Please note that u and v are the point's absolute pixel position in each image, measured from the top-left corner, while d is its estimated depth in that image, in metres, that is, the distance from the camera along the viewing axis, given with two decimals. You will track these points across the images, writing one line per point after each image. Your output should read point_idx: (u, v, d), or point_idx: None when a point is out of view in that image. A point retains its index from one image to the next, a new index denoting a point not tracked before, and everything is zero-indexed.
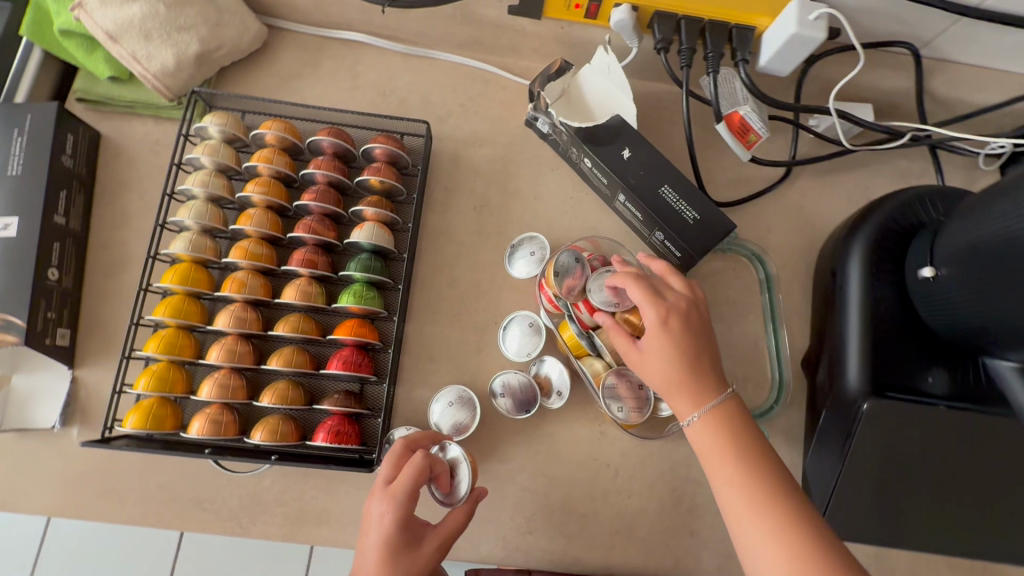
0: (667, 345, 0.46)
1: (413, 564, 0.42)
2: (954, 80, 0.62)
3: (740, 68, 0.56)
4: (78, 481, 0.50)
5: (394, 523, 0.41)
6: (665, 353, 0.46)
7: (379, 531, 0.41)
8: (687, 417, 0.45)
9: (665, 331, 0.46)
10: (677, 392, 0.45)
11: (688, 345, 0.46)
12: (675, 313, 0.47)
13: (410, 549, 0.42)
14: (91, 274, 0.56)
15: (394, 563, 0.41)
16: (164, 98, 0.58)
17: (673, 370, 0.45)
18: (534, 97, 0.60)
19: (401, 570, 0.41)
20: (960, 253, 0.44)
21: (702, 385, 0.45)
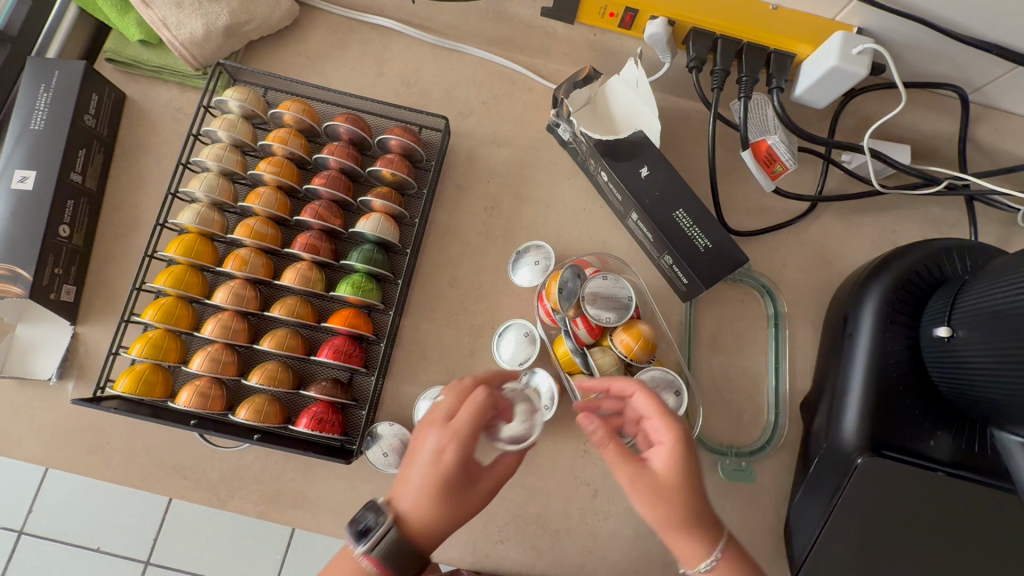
0: (683, 474, 0.39)
1: (469, 501, 0.40)
2: (1000, 129, 0.59)
3: (774, 96, 0.54)
4: (67, 436, 0.51)
5: (453, 463, 0.39)
6: (676, 483, 0.38)
7: (433, 466, 0.39)
8: (698, 565, 0.37)
9: (680, 451, 0.39)
10: (683, 536, 0.38)
11: (685, 481, 0.39)
12: (687, 435, 0.40)
13: (464, 488, 0.40)
14: (102, 233, 0.57)
15: (448, 501, 0.39)
16: (190, 67, 0.58)
17: (674, 502, 0.38)
18: (557, 103, 0.59)
19: (458, 507, 0.39)
20: (980, 318, 0.42)
21: (708, 526, 0.38)
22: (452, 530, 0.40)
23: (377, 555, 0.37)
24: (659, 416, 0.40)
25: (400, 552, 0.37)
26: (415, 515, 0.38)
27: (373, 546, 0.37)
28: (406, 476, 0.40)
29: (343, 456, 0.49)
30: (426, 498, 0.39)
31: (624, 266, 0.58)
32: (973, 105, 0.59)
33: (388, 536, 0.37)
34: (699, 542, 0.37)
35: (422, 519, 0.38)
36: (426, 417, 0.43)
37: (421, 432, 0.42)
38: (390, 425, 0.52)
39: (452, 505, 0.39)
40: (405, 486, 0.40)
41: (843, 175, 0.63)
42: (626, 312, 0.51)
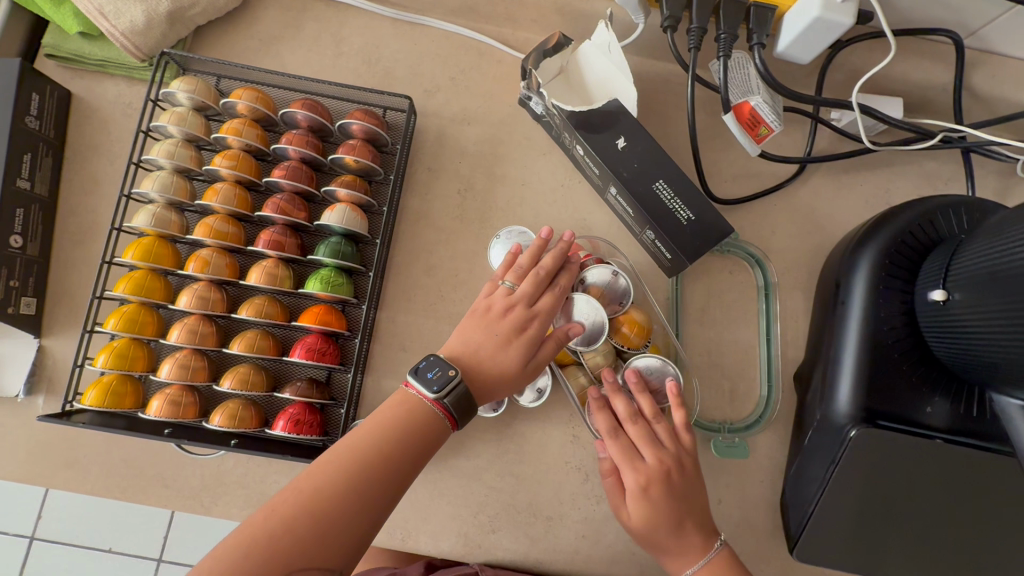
0: (646, 516, 0.44)
1: (519, 375, 0.46)
2: (997, 75, 0.56)
3: (756, 54, 0.50)
4: (41, 451, 0.50)
5: (527, 337, 0.46)
6: (648, 530, 0.44)
7: (500, 338, 0.46)
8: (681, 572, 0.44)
9: (650, 503, 0.44)
10: (667, 554, 0.45)
11: (668, 509, 0.44)
12: (677, 471, 0.46)
13: (527, 358, 0.46)
14: (59, 241, 0.54)
15: (505, 366, 0.45)
16: (135, 58, 0.55)
17: (651, 539, 0.45)
18: (527, 75, 0.55)
19: (507, 378, 0.45)
20: (975, 279, 0.40)
21: (695, 533, 0.45)
22: (511, 389, 0.46)
23: (447, 402, 0.41)
24: (621, 454, 0.46)
25: (464, 402, 0.42)
26: (484, 368, 0.45)
27: (443, 393, 0.41)
28: (471, 337, 0.46)
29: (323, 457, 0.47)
30: (497, 355, 0.45)
31: (609, 247, 0.56)
32: (968, 49, 0.55)
33: (460, 390, 0.41)
34: (677, 557, 0.45)
35: (489, 372, 0.45)
36: (503, 299, 0.48)
37: (499, 310, 0.47)
38: None
39: (504, 372, 0.45)
40: (476, 345, 0.45)
41: (832, 133, 0.60)
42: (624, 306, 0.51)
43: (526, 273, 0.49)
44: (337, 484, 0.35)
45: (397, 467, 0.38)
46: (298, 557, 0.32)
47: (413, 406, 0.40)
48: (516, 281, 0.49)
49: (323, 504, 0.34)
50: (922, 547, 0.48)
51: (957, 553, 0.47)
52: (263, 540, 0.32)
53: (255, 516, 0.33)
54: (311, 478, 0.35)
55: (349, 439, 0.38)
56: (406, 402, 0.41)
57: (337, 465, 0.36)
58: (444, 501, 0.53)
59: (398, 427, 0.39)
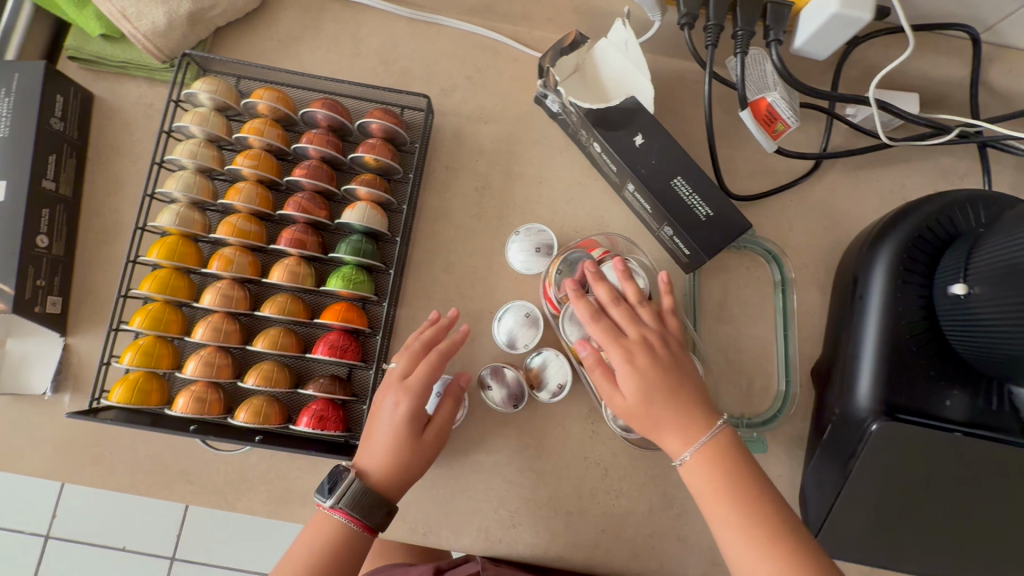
0: (637, 381, 0.44)
1: (422, 446, 0.47)
2: (1014, 70, 0.56)
3: (773, 50, 0.50)
4: (69, 448, 0.51)
5: (405, 413, 0.47)
6: (643, 405, 0.43)
7: (382, 420, 0.47)
8: (679, 455, 0.42)
9: (642, 375, 0.44)
10: (666, 431, 0.43)
11: (658, 381, 0.44)
12: (633, 342, 0.46)
13: (420, 431, 0.47)
14: (83, 241, 0.55)
15: (402, 445, 0.46)
16: (157, 60, 0.55)
17: (639, 415, 0.44)
18: (543, 73, 0.55)
19: (407, 455, 0.46)
20: (998, 273, 0.40)
21: (686, 413, 0.43)
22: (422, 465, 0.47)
23: (342, 506, 0.44)
24: (597, 321, 0.47)
25: (363, 502, 0.44)
26: (370, 452, 0.46)
27: (339, 499, 0.44)
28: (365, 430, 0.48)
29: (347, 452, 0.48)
30: (388, 443, 0.46)
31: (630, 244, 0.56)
32: (985, 44, 0.56)
33: (349, 489, 0.45)
34: (676, 438, 0.43)
35: (374, 460, 0.46)
36: (387, 380, 0.49)
37: (382, 391, 0.48)
38: None
39: (404, 452, 0.46)
40: (375, 440, 0.46)
41: (848, 129, 0.60)
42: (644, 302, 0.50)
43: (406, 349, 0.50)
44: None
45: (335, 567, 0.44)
46: None
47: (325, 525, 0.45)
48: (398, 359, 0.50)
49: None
50: (939, 538, 0.48)
51: (976, 540, 0.48)
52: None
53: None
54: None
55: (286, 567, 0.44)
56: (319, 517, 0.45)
57: None
58: (465, 495, 0.53)
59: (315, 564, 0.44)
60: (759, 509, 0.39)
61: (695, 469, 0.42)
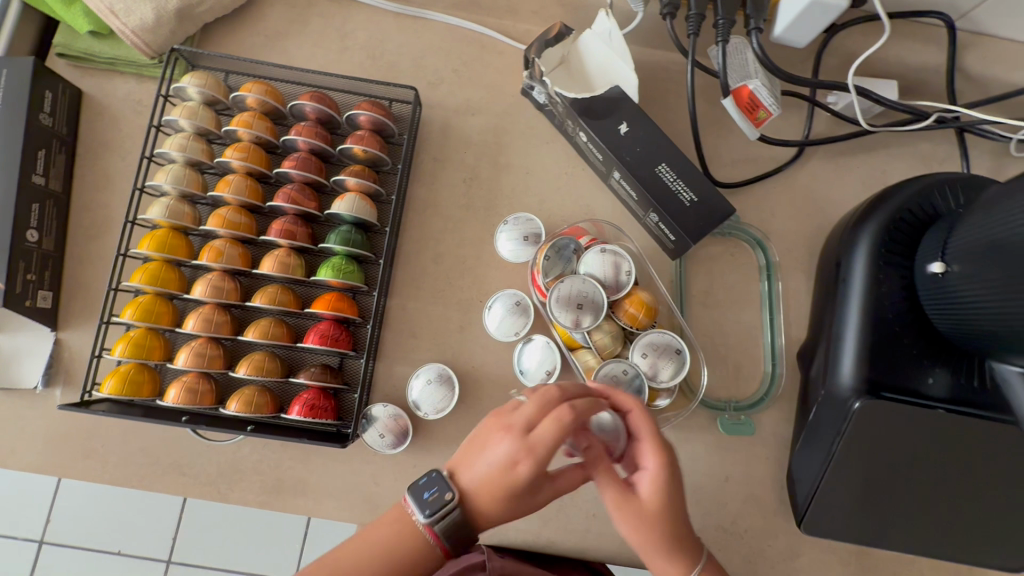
0: (667, 502, 0.36)
1: (527, 507, 0.36)
2: (988, 57, 0.57)
3: (753, 38, 0.52)
4: (61, 441, 0.51)
5: (528, 469, 0.35)
6: (659, 520, 0.36)
7: (506, 473, 0.35)
8: None
9: (665, 479, 0.36)
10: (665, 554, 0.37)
11: (673, 500, 0.37)
12: (675, 457, 0.37)
13: (529, 493, 0.36)
14: (73, 236, 0.55)
15: (505, 497, 0.35)
16: (145, 56, 0.56)
17: (653, 542, 0.36)
18: (529, 64, 0.56)
19: (509, 509, 0.36)
20: (973, 252, 0.41)
21: (692, 540, 0.37)
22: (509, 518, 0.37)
23: (438, 530, 0.35)
24: (655, 442, 0.36)
25: (458, 532, 0.35)
26: (474, 496, 0.36)
27: (434, 519, 0.35)
28: (473, 471, 0.36)
29: (339, 440, 0.48)
30: (490, 483, 0.35)
31: (619, 234, 0.57)
32: (959, 32, 0.57)
33: (451, 518, 0.35)
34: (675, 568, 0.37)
35: (484, 505, 0.35)
36: (509, 419, 0.36)
37: (503, 428, 0.36)
38: (384, 406, 0.51)
39: (507, 503, 0.36)
40: (475, 469, 0.36)
41: (829, 117, 0.61)
42: (625, 286, 0.51)
43: (539, 390, 0.37)
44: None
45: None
46: None
47: (405, 526, 0.36)
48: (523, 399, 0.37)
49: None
50: (922, 514, 0.49)
51: (961, 515, 0.49)
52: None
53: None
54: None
55: (345, 553, 0.35)
56: (403, 520, 0.36)
57: None
58: None
59: (392, 553, 0.35)
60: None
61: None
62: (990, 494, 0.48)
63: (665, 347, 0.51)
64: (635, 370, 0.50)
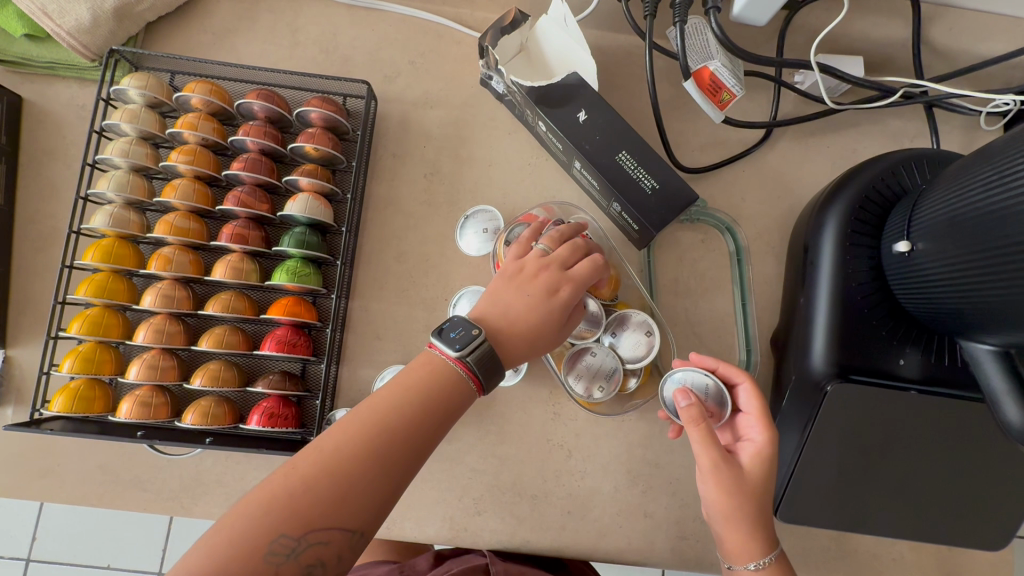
0: (764, 472, 0.43)
1: (551, 297, 0.44)
2: (954, 29, 0.56)
3: (712, 18, 0.50)
4: (16, 461, 0.50)
5: (562, 296, 0.44)
6: (742, 493, 0.41)
7: (546, 297, 0.44)
8: (746, 558, 0.42)
9: (768, 451, 0.43)
10: (742, 529, 0.42)
11: (759, 480, 0.42)
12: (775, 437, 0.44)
13: (556, 293, 0.44)
14: (20, 249, 0.53)
15: (536, 306, 0.44)
16: (85, 59, 0.54)
17: (741, 508, 0.41)
18: (485, 53, 0.54)
19: (540, 305, 0.44)
20: (936, 228, 0.40)
21: (768, 528, 0.43)
22: (547, 327, 0.44)
23: (471, 362, 0.39)
24: (763, 419, 0.43)
25: (488, 363, 0.40)
26: (513, 322, 0.43)
27: (466, 352, 0.39)
28: (506, 295, 0.44)
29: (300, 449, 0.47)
30: (521, 303, 0.43)
31: (570, 208, 0.55)
32: (923, 4, 0.56)
33: (483, 348, 0.40)
34: (762, 544, 0.42)
35: (512, 334, 0.43)
36: (537, 259, 0.45)
37: (532, 270, 0.45)
38: None
39: (540, 321, 0.44)
40: (507, 307, 0.43)
41: (797, 97, 0.60)
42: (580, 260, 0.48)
43: (560, 241, 0.48)
44: (354, 444, 0.35)
45: (421, 423, 0.37)
46: (318, 519, 0.32)
47: (439, 367, 0.39)
48: (551, 246, 0.47)
49: (332, 475, 0.33)
50: (898, 496, 0.49)
51: (936, 494, 0.48)
52: (227, 545, 0.31)
53: (247, 494, 0.32)
54: (317, 449, 0.34)
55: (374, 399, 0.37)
56: (431, 363, 0.39)
57: (358, 429, 0.35)
58: (427, 485, 0.52)
59: (426, 387, 0.38)
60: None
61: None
62: (966, 472, 0.47)
63: (632, 324, 0.51)
64: (604, 350, 0.50)
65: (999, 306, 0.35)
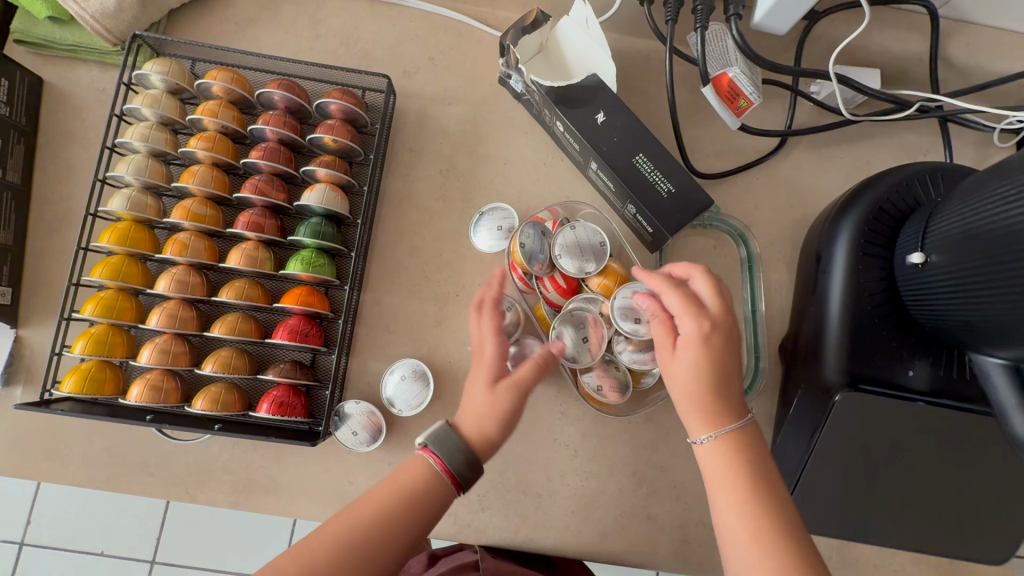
0: (699, 360, 0.40)
1: (502, 391, 0.43)
2: (971, 46, 0.57)
3: (732, 24, 0.50)
4: (23, 441, 0.50)
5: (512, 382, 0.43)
6: (688, 373, 0.40)
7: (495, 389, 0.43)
8: (698, 436, 0.40)
9: (700, 339, 0.41)
10: (690, 409, 0.40)
11: (704, 366, 0.40)
12: (721, 334, 0.41)
13: (506, 383, 0.43)
14: (35, 229, 0.53)
15: (489, 401, 0.42)
16: (107, 42, 0.54)
17: (691, 392, 0.40)
18: (505, 51, 0.54)
19: (495, 398, 0.42)
20: (950, 241, 0.40)
21: (730, 407, 0.40)
22: (506, 418, 0.42)
23: (435, 449, 0.39)
24: (691, 308, 0.41)
25: (450, 445, 0.39)
26: (474, 421, 0.42)
27: (429, 440, 0.40)
28: (470, 398, 0.43)
29: (309, 439, 0.47)
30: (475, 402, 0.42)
31: (575, 207, 0.56)
32: (941, 20, 0.56)
33: (441, 432, 0.40)
34: (708, 419, 0.39)
35: (473, 426, 0.41)
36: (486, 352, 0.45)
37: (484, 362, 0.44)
38: (358, 403, 0.50)
39: (493, 409, 0.42)
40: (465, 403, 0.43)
41: (813, 107, 0.60)
42: (603, 255, 0.49)
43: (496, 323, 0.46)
44: (338, 552, 0.34)
45: (401, 527, 0.36)
46: None
47: (421, 470, 0.39)
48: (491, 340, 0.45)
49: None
50: (903, 507, 0.49)
51: (941, 506, 0.48)
52: None
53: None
54: (299, 555, 0.33)
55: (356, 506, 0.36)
56: (417, 467, 0.39)
57: (342, 535, 0.35)
58: None
59: (410, 491, 0.37)
60: (791, 549, 0.34)
61: (711, 454, 0.39)
62: (970, 486, 0.48)
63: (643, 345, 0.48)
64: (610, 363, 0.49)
65: (1014, 321, 0.35)
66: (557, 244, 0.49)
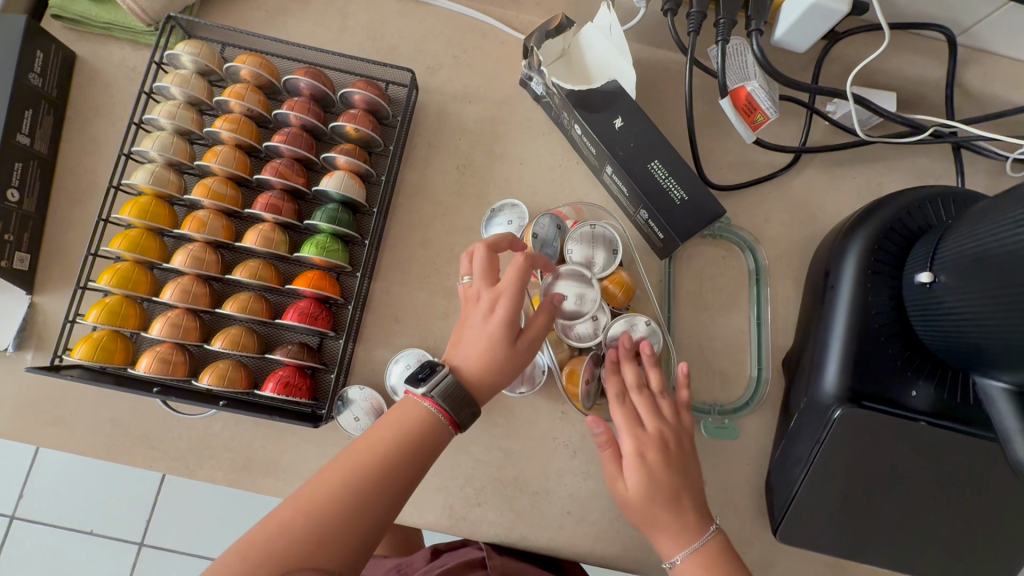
0: (647, 482, 0.42)
1: (511, 346, 0.42)
2: (986, 76, 0.57)
3: (752, 40, 0.51)
4: (30, 405, 0.50)
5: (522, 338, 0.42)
6: (642, 498, 0.42)
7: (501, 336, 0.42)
8: (671, 558, 0.42)
9: (640, 458, 0.43)
10: (659, 530, 0.42)
11: (654, 481, 0.42)
12: (655, 449, 0.44)
13: (515, 339, 0.42)
14: (57, 199, 0.55)
15: (497, 351, 0.41)
16: (141, 23, 0.55)
17: (650, 512, 0.42)
18: (529, 53, 0.55)
19: (500, 352, 0.42)
20: (961, 262, 0.40)
21: (695, 517, 0.42)
22: (514, 370, 0.42)
23: (438, 398, 0.39)
24: (627, 428, 0.44)
25: (455, 396, 0.39)
26: (480, 369, 0.41)
27: (432, 388, 0.39)
28: (484, 351, 0.41)
29: (312, 421, 0.47)
30: (482, 349, 0.41)
31: (598, 212, 0.57)
32: (959, 47, 0.57)
33: (448, 383, 0.39)
34: (676, 541, 0.42)
35: (479, 375, 0.41)
36: (492, 293, 0.43)
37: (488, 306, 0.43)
38: (361, 389, 0.51)
39: (502, 359, 0.42)
40: (466, 348, 0.42)
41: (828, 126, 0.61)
42: (613, 257, 0.51)
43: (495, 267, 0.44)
44: (339, 490, 0.34)
45: (402, 468, 0.36)
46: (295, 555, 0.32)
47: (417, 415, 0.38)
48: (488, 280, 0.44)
49: (320, 517, 0.33)
50: (899, 528, 0.49)
51: (937, 529, 0.48)
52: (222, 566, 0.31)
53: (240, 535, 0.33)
54: (308, 493, 0.34)
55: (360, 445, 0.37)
56: (414, 413, 0.39)
57: (342, 474, 0.35)
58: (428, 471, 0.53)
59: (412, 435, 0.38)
60: None
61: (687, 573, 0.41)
62: (969, 510, 0.48)
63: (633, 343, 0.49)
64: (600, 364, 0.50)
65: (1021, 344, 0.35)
66: (569, 235, 0.51)
